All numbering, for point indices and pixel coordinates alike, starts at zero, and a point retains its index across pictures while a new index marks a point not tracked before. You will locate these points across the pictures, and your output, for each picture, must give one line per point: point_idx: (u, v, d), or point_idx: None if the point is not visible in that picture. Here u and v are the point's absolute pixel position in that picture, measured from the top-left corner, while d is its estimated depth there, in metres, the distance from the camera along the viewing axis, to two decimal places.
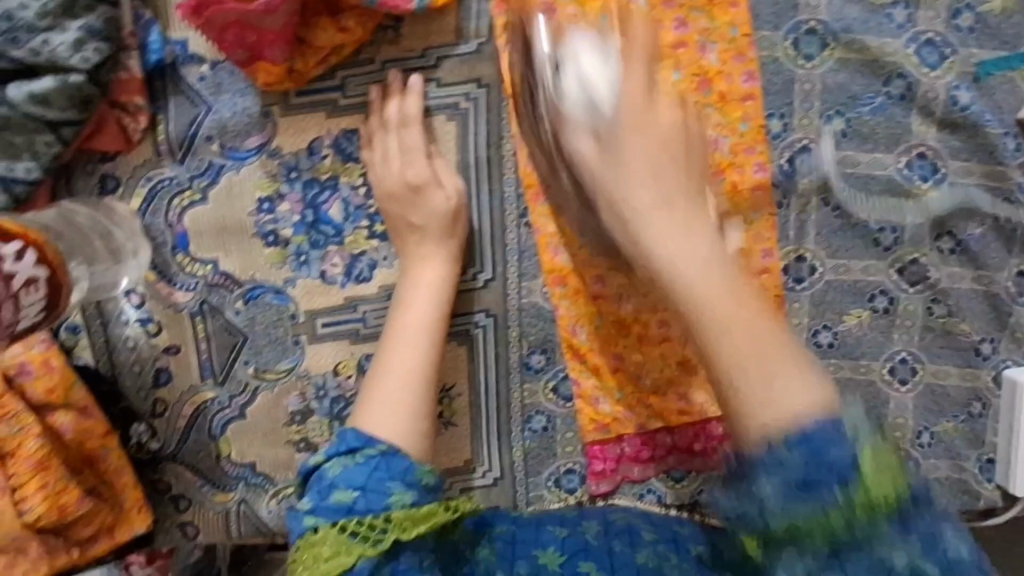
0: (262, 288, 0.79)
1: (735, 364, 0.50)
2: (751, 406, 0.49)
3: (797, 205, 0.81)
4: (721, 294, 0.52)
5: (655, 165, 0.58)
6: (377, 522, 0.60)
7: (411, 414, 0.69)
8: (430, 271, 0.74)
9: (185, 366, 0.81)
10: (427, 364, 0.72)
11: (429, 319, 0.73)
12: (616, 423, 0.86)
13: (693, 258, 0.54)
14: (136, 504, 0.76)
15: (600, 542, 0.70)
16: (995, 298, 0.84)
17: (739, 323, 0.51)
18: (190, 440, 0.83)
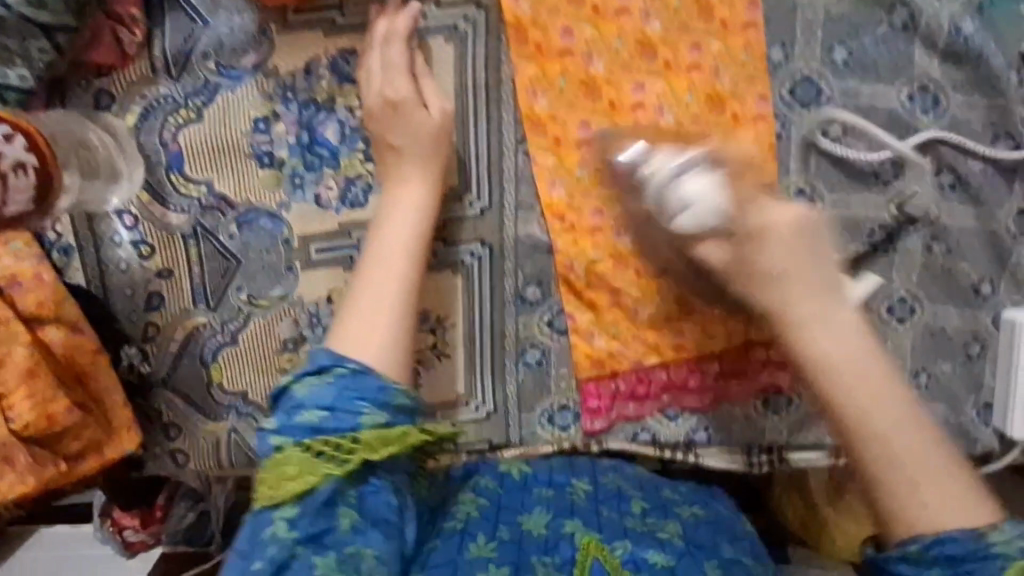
0: (257, 212, 0.79)
1: (891, 479, 0.59)
2: (908, 507, 0.58)
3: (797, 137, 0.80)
4: (890, 408, 0.60)
5: (804, 279, 0.63)
6: (343, 443, 0.61)
7: (388, 327, 0.66)
8: (411, 192, 0.71)
9: (178, 290, 0.80)
10: (407, 289, 0.69)
11: (410, 243, 0.70)
12: (611, 359, 0.85)
13: (860, 361, 0.61)
14: (126, 423, 0.76)
15: (586, 503, 0.79)
16: (996, 237, 0.84)
17: (901, 427, 0.60)
18: (182, 366, 0.82)
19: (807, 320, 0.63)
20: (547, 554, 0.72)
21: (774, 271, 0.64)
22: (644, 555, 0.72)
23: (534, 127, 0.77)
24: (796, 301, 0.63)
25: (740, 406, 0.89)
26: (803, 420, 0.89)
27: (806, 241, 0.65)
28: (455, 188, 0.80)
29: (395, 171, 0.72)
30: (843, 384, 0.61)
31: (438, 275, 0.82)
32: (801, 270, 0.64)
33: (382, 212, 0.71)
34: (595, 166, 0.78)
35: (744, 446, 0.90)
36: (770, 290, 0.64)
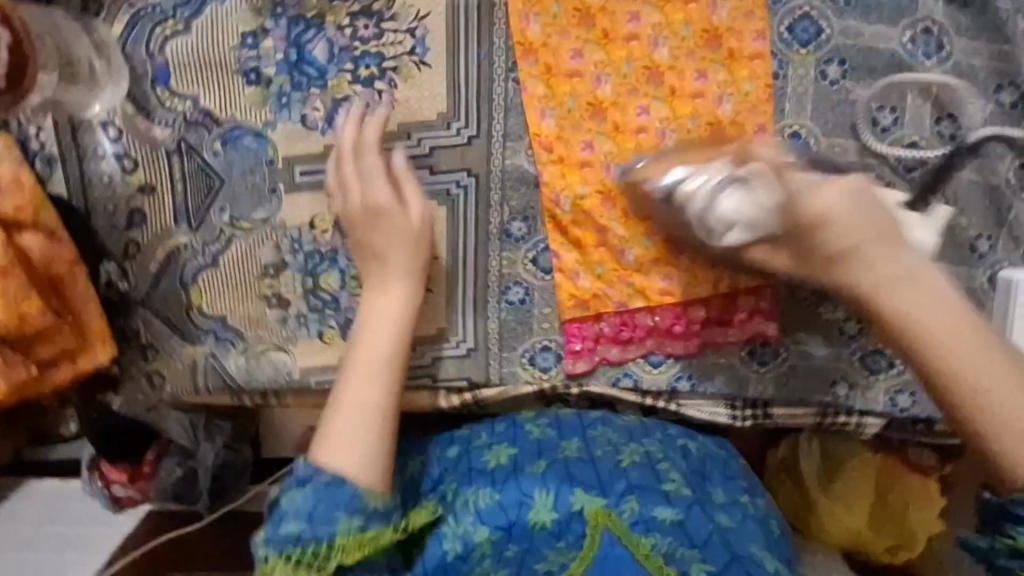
0: (241, 130, 0.78)
1: (991, 411, 0.59)
2: (1012, 440, 0.59)
3: (796, 76, 0.78)
4: (966, 339, 0.60)
5: (870, 233, 0.61)
6: (321, 550, 0.64)
7: (370, 450, 0.67)
8: (388, 302, 0.72)
9: (160, 208, 0.80)
10: (385, 404, 0.69)
11: (392, 349, 0.71)
12: (595, 300, 0.84)
13: (927, 310, 0.60)
14: (100, 335, 0.76)
15: (581, 454, 0.78)
16: (995, 191, 0.82)
17: (981, 358, 0.59)
18: (161, 286, 0.82)
19: (869, 258, 0.61)
20: (558, 540, 0.70)
21: (820, 218, 0.62)
22: (654, 512, 0.71)
23: (526, 55, 0.77)
24: (863, 248, 0.61)
25: (724, 355, 0.88)
26: (789, 373, 0.89)
27: (862, 199, 0.62)
28: (443, 114, 0.78)
29: (381, 273, 0.73)
30: (924, 324, 0.60)
31: None
32: (855, 219, 0.61)
33: (364, 311, 0.72)
34: (587, 98, 0.78)
35: (727, 398, 0.90)
36: (819, 242, 0.63)
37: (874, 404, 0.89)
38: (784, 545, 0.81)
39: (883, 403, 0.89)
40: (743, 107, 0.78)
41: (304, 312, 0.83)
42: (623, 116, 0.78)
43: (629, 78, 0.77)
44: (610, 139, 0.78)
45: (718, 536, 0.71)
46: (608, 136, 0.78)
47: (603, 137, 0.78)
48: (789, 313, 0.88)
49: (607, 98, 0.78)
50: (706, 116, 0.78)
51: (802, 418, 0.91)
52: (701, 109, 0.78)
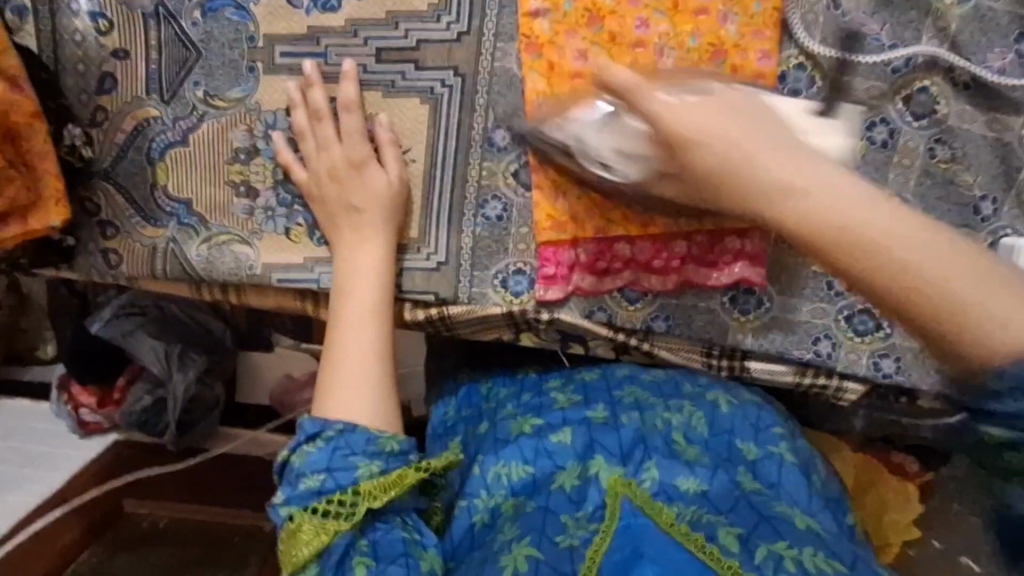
0: (223, 2, 0.75)
1: (944, 304, 0.45)
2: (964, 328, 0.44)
3: (807, 3, 0.74)
4: (897, 223, 0.46)
5: (741, 115, 0.54)
6: (346, 498, 0.67)
7: (370, 396, 0.73)
8: (370, 254, 0.76)
9: (132, 75, 0.76)
10: (380, 347, 0.76)
11: (375, 302, 0.76)
12: (574, 224, 0.79)
13: (822, 186, 0.48)
14: (54, 197, 0.73)
15: (607, 418, 0.78)
16: (1006, 149, 0.77)
17: (907, 236, 0.46)
18: (127, 159, 0.78)
19: (747, 141, 0.52)
20: (578, 508, 0.68)
21: (728, 125, 0.53)
22: (673, 481, 0.70)
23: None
24: (744, 143, 0.51)
25: (704, 299, 0.83)
26: (770, 325, 0.84)
27: (739, 105, 0.55)
28: (434, 5, 0.75)
29: (359, 243, 0.76)
30: (841, 228, 0.47)
31: (403, 101, 0.77)
32: (734, 123, 0.53)
33: (345, 277, 0.76)
34: (585, 3, 0.74)
35: (704, 346, 0.86)
36: (733, 169, 0.51)
37: (857, 367, 0.84)
38: (831, 486, 0.81)
39: (866, 366, 0.84)
40: (747, 28, 0.74)
41: (272, 205, 0.80)
42: (621, 27, 0.74)
43: None
44: (605, 51, 0.74)
45: (745, 501, 0.68)
46: (603, 47, 0.74)
47: (599, 46, 0.74)
48: (775, 260, 0.82)
49: (607, 5, 0.74)
50: (709, 33, 0.74)
51: (781, 376, 0.87)
52: (704, 26, 0.74)
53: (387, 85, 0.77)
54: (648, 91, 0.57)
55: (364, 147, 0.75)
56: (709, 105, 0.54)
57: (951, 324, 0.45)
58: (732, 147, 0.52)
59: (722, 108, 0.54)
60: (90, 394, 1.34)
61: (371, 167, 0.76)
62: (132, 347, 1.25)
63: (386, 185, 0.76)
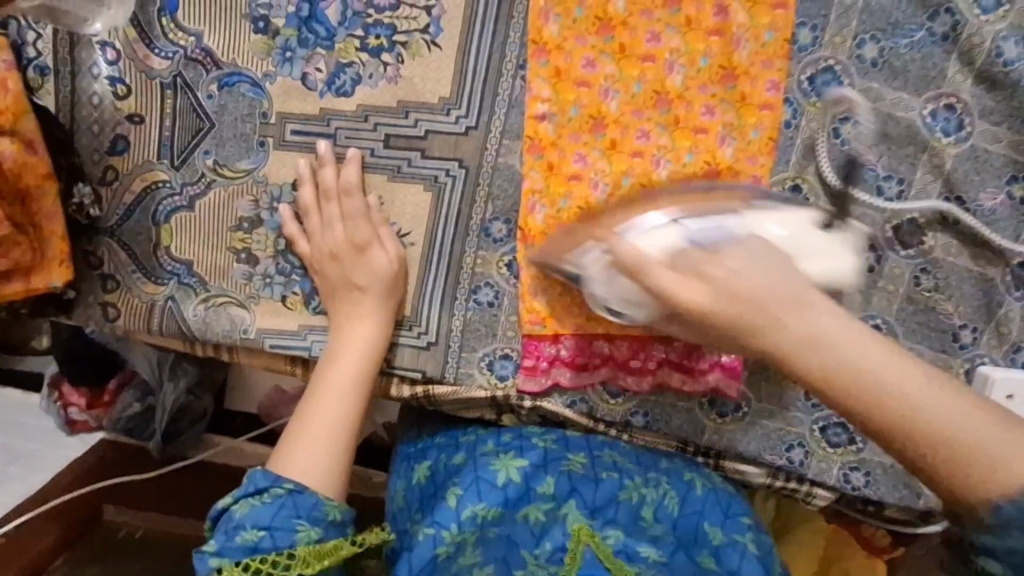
0: (240, 78, 0.77)
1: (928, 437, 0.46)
2: (965, 464, 0.45)
3: (807, 129, 0.77)
4: (879, 360, 0.47)
5: (776, 277, 0.51)
6: (280, 559, 0.68)
7: (331, 462, 0.74)
8: (362, 328, 0.78)
9: (145, 140, 0.78)
10: (352, 419, 0.77)
11: (357, 374, 0.77)
12: (554, 320, 0.80)
13: (847, 344, 0.47)
14: (59, 257, 0.75)
15: (585, 472, 0.81)
16: (988, 285, 0.79)
17: (895, 370, 0.47)
18: (132, 219, 0.80)
19: (768, 312, 0.49)
20: (537, 545, 0.75)
21: (705, 262, 0.53)
22: (636, 547, 0.75)
23: (538, 51, 0.74)
24: (758, 298, 0.50)
25: (683, 399, 0.85)
26: (746, 429, 0.85)
27: (786, 268, 0.52)
28: (443, 99, 0.77)
29: (357, 315, 0.78)
30: (858, 371, 0.47)
31: (407, 186, 0.79)
32: (761, 277, 0.51)
33: (334, 344, 0.78)
34: (591, 108, 0.75)
35: (680, 441, 0.86)
36: (749, 330, 0.50)
37: (826, 476, 0.85)
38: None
39: (835, 476, 0.85)
40: (743, 153, 0.75)
41: (270, 273, 0.81)
42: (623, 136, 0.76)
43: (637, 98, 0.75)
44: (606, 157, 0.76)
45: None
46: (603, 153, 0.76)
47: (599, 151, 0.76)
48: (753, 368, 0.84)
49: (612, 113, 0.76)
50: (706, 151, 0.75)
51: (752, 475, 0.88)
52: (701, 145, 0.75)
53: (393, 170, 0.78)
54: (652, 265, 0.54)
55: (367, 229, 0.77)
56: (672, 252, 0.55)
57: (939, 449, 0.45)
58: (765, 317, 0.50)
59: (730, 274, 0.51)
60: (80, 394, 1.36)
61: (369, 251, 0.77)
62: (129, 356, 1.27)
63: (387, 264, 0.77)
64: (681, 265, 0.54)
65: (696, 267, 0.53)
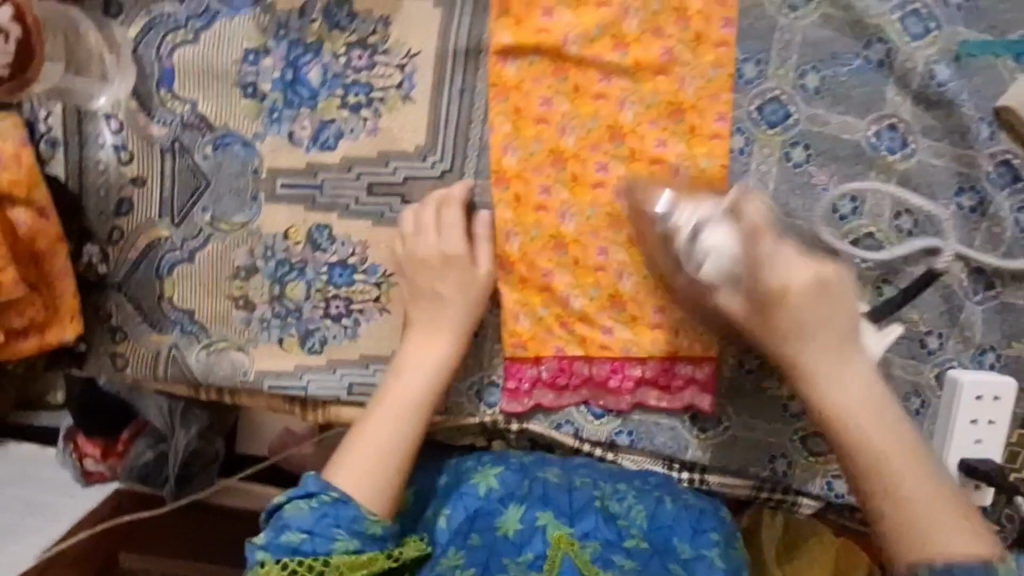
0: (233, 138, 0.83)
1: (879, 462, 0.65)
2: (929, 545, 0.61)
3: (760, 154, 0.82)
4: (881, 411, 0.67)
5: (827, 323, 0.70)
6: (316, 564, 0.67)
7: (380, 476, 0.74)
8: (429, 349, 0.79)
9: (147, 201, 0.84)
10: (405, 439, 0.76)
11: (419, 396, 0.78)
12: (535, 342, 0.86)
13: (865, 407, 0.67)
14: (70, 312, 0.80)
15: (560, 482, 0.80)
16: (948, 290, 0.82)
17: (875, 410, 0.67)
18: (138, 273, 0.86)
19: (806, 333, 0.70)
20: (520, 552, 0.74)
21: (796, 297, 0.70)
22: (612, 555, 0.74)
23: (499, 92, 0.81)
24: (807, 331, 0.70)
25: (666, 417, 0.88)
26: (728, 443, 0.88)
27: (850, 308, 0.70)
28: (419, 147, 0.83)
29: (427, 334, 0.80)
30: (847, 411, 0.67)
31: (391, 230, 0.84)
32: (825, 318, 0.70)
33: (406, 359, 0.79)
34: (551, 144, 0.81)
35: (666, 458, 0.89)
36: (788, 337, 0.70)
37: (810, 485, 0.87)
38: None
39: (819, 485, 0.87)
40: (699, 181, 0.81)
41: (268, 317, 0.86)
42: (583, 169, 0.82)
43: (593, 133, 0.81)
44: (567, 189, 0.82)
45: None
46: (566, 185, 0.82)
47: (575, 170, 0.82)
48: (729, 385, 0.87)
49: (570, 147, 0.81)
50: (663, 182, 0.81)
51: (738, 489, 0.89)
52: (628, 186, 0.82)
53: (377, 216, 0.84)
54: (755, 228, 0.70)
55: None
56: (807, 271, 0.70)
57: (907, 503, 0.63)
58: (796, 329, 0.70)
59: (799, 306, 0.69)
60: (95, 444, 1.37)
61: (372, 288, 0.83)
62: (140, 401, 1.30)
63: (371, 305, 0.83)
64: (757, 247, 0.70)
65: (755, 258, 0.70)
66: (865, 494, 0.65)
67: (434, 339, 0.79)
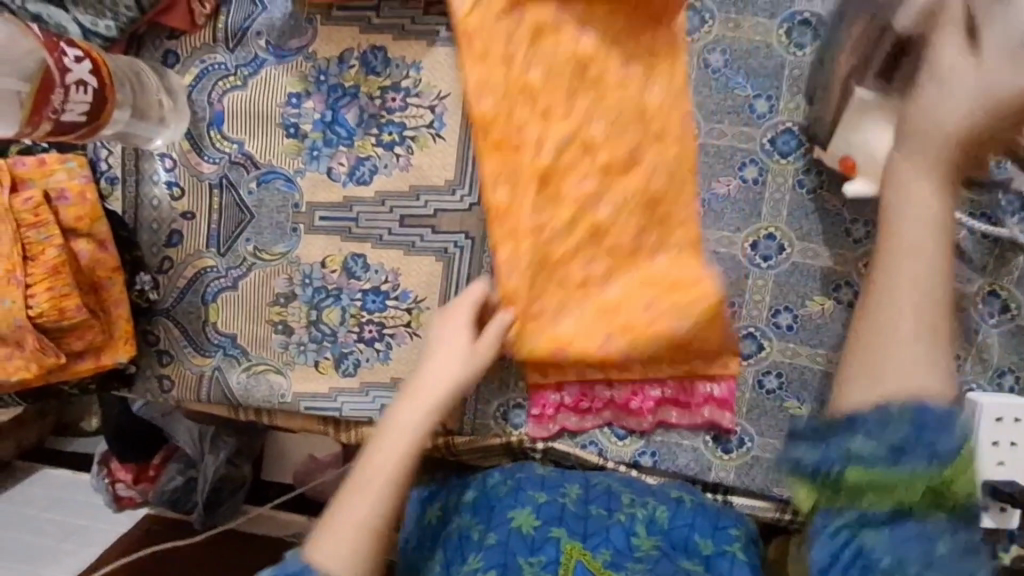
0: (276, 174, 0.89)
1: (884, 343, 0.54)
2: (881, 380, 0.53)
3: (773, 183, 0.86)
4: (930, 263, 0.55)
5: (944, 165, 0.55)
6: None
7: (357, 563, 0.63)
8: (413, 421, 0.68)
9: (195, 233, 0.91)
10: (380, 523, 0.65)
11: (398, 472, 0.67)
12: (558, 372, 0.88)
13: (931, 264, 0.55)
14: (125, 337, 0.86)
15: (576, 508, 0.81)
16: (964, 313, 0.85)
17: (923, 292, 0.54)
18: (185, 300, 0.92)
19: (904, 171, 0.56)
20: (532, 554, 0.75)
21: (902, 209, 0.55)
22: (624, 562, 0.75)
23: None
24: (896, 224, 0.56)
25: (687, 437, 0.90)
26: (750, 463, 0.90)
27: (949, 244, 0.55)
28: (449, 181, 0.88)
29: (407, 395, 0.70)
30: (908, 227, 0.55)
31: (422, 259, 0.89)
32: (942, 156, 0.55)
33: (388, 424, 0.69)
34: None
35: (688, 479, 0.91)
36: (886, 244, 0.56)
37: None
38: None
39: None
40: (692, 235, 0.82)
41: (304, 341, 0.91)
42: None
43: None
44: None
45: None
46: None
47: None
48: (750, 405, 0.89)
49: None
50: None
51: (763, 512, 0.90)
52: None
53: (408, 245, 0.89)
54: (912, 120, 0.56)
55: None
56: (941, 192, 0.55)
57: (909, 366, 0.53)
58: (933, 131, 0.54)
59: (956, 78, 0.54)
60: (127, 469, 1.41)
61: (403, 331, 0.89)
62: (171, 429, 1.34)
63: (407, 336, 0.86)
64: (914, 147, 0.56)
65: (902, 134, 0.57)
66: (881, 317, 0.55)
67: (425, 403, 0.69)
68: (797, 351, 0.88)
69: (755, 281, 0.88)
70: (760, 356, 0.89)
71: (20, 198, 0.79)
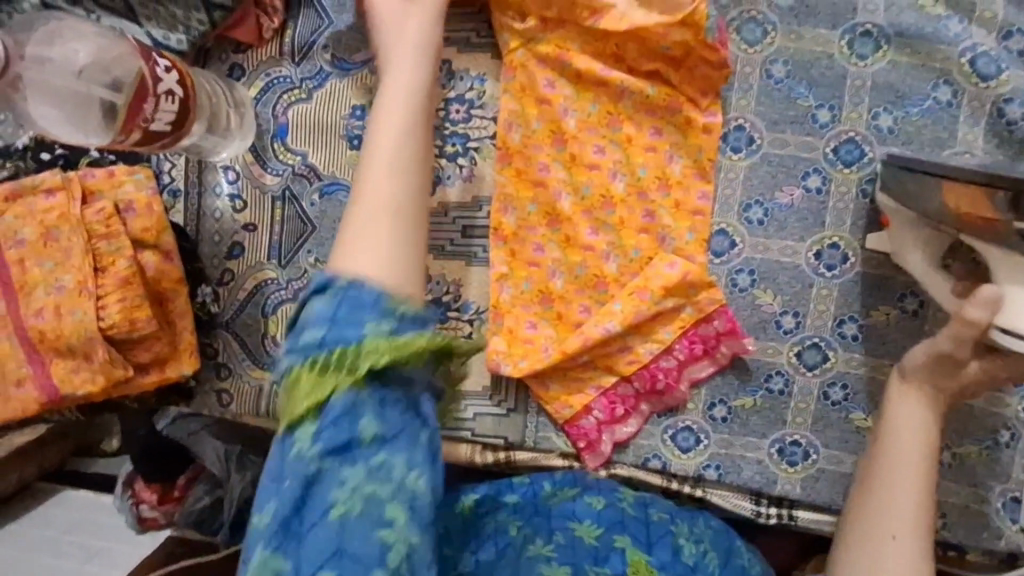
0: (339, 186, 0.89)
1: (870, 535, 0.72)
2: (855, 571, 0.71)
3: (837, 192, 0.86)
4: (909, 494, 0.72)
5: (913, 452, 0.73)
6: None
7: (399, 222, 0.52)
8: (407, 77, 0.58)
9: (256, 245, 0.90)
10: (416, 144, 0.55)
11: (414, 134, 0.56)
12: (574, 397, 0.89)
13: (910, 501, 0.72)
14: (189, 348, 0.84)
15: (634, 514, 0.78)
16: None
17: (907, 522, 0.71)
18: (244, 312, 0.91)
19: (888, 437, 0.74)
20: (597, 564, 0.69)
21: (898, 444, 0.73)
22: None
23: (556, 139, 0.87)
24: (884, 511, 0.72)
25: (753, 449, 0.89)
26: (817, 476, 0.88)
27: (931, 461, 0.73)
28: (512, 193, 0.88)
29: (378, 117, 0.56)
30: (886, 536, 0.71)
31: (484, 270, 0.89)
32: (911, 493, 0.72)
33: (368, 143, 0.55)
34: (634, 184, 0.87)
35: (753, 492, 0.90)
36: (890, 461, 0.73)
37: None
38: None
39: None
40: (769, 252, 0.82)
41: None
42: (630, 214, 0.87)
43: (675, 176, 0.87)
44: (652, 228, 0.87)
45: None
46: (669, 210, 0.87)
47: (665, 211, 0.87)
48: (816, 416, 0.88)
49: (653, 183, 0.87)
50: None
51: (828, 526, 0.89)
52: (700, 225, 0.87)
53: (470, 257, 0.89)
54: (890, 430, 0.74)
55: None
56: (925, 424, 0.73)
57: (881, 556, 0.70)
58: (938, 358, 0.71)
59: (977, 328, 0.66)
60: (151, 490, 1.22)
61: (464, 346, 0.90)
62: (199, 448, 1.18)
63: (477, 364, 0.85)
64: (911, 375, 0.74)
65: (907, 378, 0.74)
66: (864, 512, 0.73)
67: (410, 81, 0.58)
68: (861, 361, 0.87)
69: (820, 290, 0.87)
70: (826, 367, 0.88)
71: (92, 210, 0.79)
